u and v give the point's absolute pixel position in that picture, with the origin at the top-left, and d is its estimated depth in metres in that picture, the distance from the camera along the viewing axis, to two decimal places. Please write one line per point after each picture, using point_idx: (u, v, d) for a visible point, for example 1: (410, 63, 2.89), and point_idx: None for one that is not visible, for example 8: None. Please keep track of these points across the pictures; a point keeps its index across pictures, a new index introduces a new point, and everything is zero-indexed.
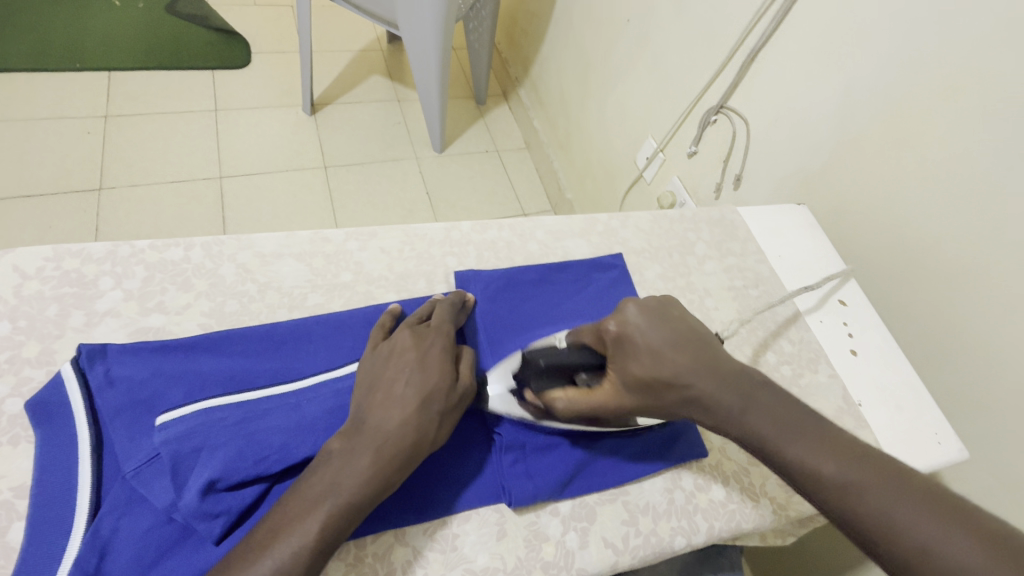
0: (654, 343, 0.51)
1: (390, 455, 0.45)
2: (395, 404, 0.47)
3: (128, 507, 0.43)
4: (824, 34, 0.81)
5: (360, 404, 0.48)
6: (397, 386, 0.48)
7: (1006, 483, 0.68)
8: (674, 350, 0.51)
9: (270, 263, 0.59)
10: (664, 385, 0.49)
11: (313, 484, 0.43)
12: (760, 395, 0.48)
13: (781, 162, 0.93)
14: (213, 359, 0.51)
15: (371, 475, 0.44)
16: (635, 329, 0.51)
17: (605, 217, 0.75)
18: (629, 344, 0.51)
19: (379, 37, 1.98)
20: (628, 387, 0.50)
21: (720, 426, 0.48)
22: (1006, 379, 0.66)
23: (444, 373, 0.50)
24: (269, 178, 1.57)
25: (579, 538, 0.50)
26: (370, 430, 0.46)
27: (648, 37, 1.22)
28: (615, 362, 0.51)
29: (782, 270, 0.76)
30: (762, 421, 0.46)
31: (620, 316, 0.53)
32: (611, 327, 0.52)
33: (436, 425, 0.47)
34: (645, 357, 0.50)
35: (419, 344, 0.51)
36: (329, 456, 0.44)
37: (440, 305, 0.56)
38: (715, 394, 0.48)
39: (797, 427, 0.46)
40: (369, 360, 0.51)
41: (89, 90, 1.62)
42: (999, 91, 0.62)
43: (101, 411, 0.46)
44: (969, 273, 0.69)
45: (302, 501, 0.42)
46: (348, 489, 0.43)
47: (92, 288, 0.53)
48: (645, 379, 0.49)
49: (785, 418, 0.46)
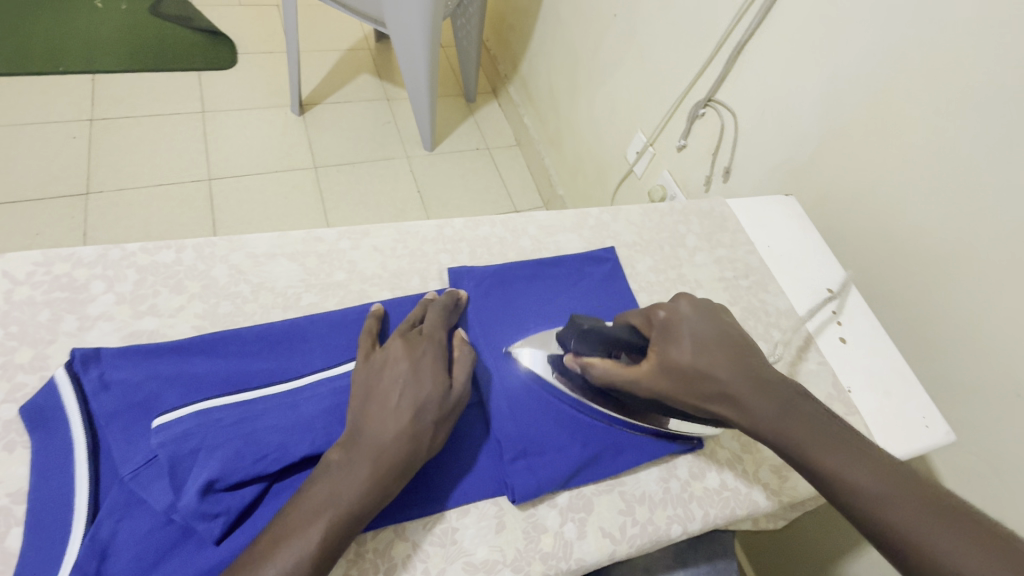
0: (700, 334, 0.51)
1: (389, 464, 0.45)
2: (391, 414, 0.47)
3: (127, 510, 0.43)
4: (808, 26, 0.82)
5: (356, 414, 0.47)
6: (392, 395, 0.48)
7: (992, 463, 0.69)
8: (717, 346, 0.51)
9: (262, 264, 0.59)
10: (703, 378, 0.49)
11: (312, 494, 0.43)
12: (799, 402, 0.48)
13: (768, 153, 0.94)
14: (208, 361, 0.51)
15: (371, 485, 0.44)
16: (683, 318, 0.53)
17: (596, 211, 0.75)
18: (675, 330, 0.52)
19: (366, 36, 1.98)
20: (665, 369, 0.50)
21: (754, 427, 0.47)
22: (991, 361, 0.68)
23: (438, 381, 0.50)
24: (259, 179, 1.57)
25: (577, 529, 0.51)
26: (367, 441, 0.46)
27: (635, 31, 1.23)
28: (658, 344, 0.52)
29: (771, 260, 0.77)
30: (800, 427, 0.46)
31: (671, 306, 0.54)
32: (660, 314, 0.54)
33: (432, 433, 0.48)
34: (688, 344, 0.51)
35: (413, 353, 0.51)
36: (328, 468, 0.45)
37: (432, 310, 0.56)
38: (754, 394, 0.48)
39: (834, 439, 0.45)
40: (362, 369, 0.51)
41: (74, 93, 1.60)
42: (979, 80, 0.64)
43: (97, 414, 0.46)
44: (953, 259, 0.70)
45: (302, 512, 0.42)
46: (347, 501, 0.43)
47: (84, 292, 0.53)
48: (684, 366, 0.50)
49: (822, 427, 0.46)
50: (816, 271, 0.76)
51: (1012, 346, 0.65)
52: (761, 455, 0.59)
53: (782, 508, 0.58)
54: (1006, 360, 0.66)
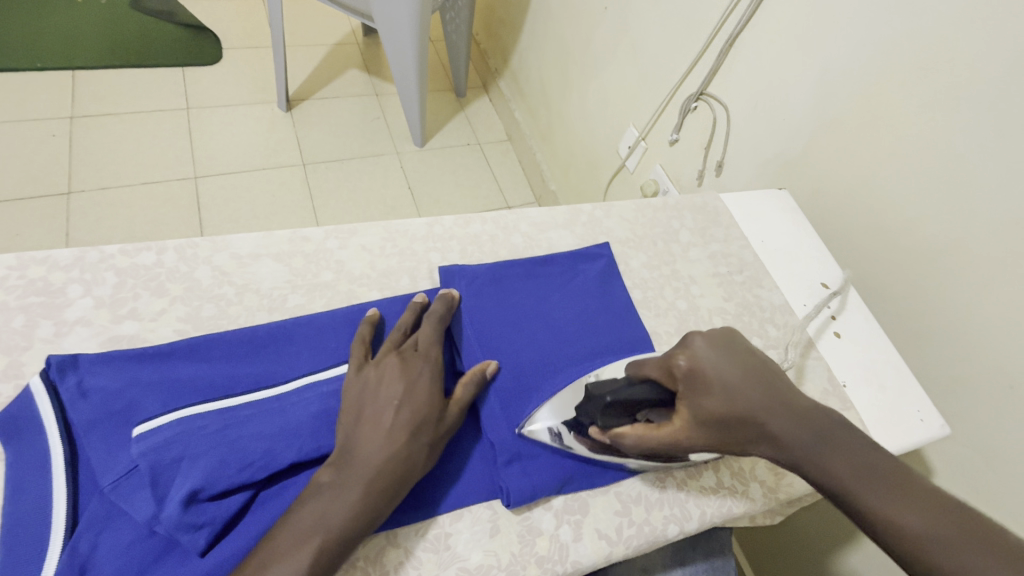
0: (728, 379, 0.47)
1: (381, 489, 0.44)
2: (385, 435, 0.46)
3: (107, 522, 0.41)
4: (800, 18, 0.81)
5: (348, 435, 0.46)
6: (386, 416, 0.47)
7: (984, 455, 0.70)
8: (748, 386, 0.46)
9: (247, 265, 0.57)
10: (739, 422, 0.45)
11: (302, 516, 0.43)
12: (838, 432, 0.44)
13: (761, 147, 0.93)
14: (191, 366, 0.50)
15: (363, 509, 0.43)
16: (707, 363, 0.48)
17: (588, 207, 0.74)
18: (702, 379, 0.47)
19: (354, 30, 1.95)
20: (700, 424, 0.47)
21: (793, 465, 0.44)
22: (984, 353, 0.68)
23: (434, 402, 0.49)
24: (247, 177, 1.54)
25: (573, 531, 0.50)
26: (359, 464, 0.45)
27: (626, 24, 1.21)
28: (685, 397, 0.48)
29: (765, 255, 0.76)
30: (841, 462, 0.42)
31: (689, 349, 0.49)
32: (681, 362, 0.48)
33: (426, 455, 0.47)
34: (719, 392, 0.46)
35: (409, 372, 0.50)
36: (319, 490, 0.44)
37: (428, 322, 0.55)
38: (793, 433, 0.44)
39: (879, 476, 0.41)
40: (355, 385, 0.49)
41: (53, 91, 1.56)
42: (971, 71, 0.63)
43: (75, 423, 0.44)
44: (945, 250, 0.70)
45: (292, 536, 0.42)
46: (338, 525, 0.42)
47: (61, 297, 0.51)
48: (720, 415, 0.46)
49: (864, 464, 0.42)
50: (811, 266, 0.76)
51: (1005, 338, 0.65)
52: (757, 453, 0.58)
53: (779, 506, 0.58)
54: (999, 352, 0.66)
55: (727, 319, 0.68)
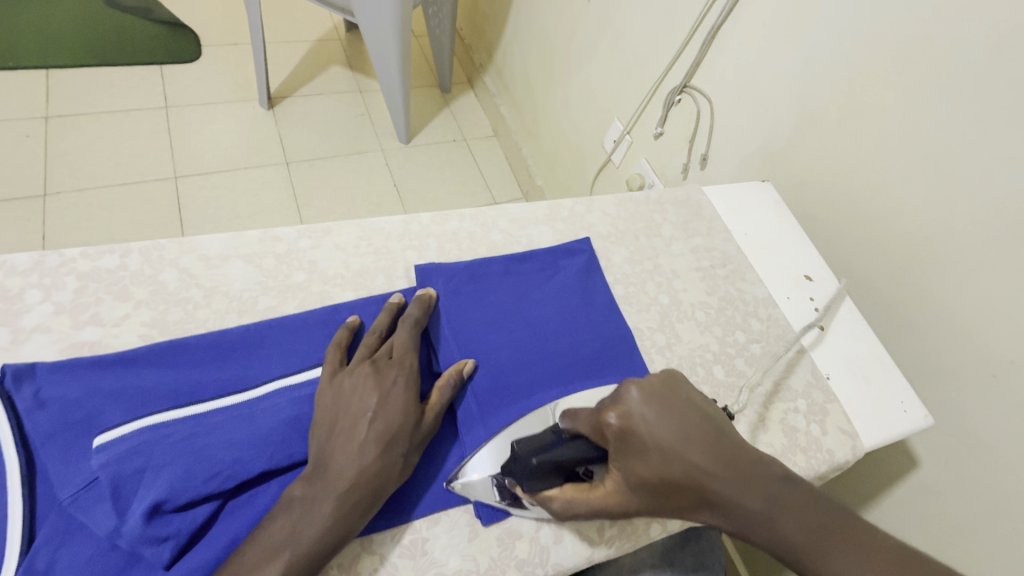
0: (665, 442, 0.43)
1: (354, 502, 0.43)
2: (357, 448, 0.45)
3: (67, 537, 0.40)
4: (781, 9, 0.80)
5: (321, 445, 0.45)
6: (359, 427, 0.46)
7: (969, 446, 0.69)
8: (687, 447, 0.43)
9: (216, 267, 0.56)
10: (677, 489, 0.43)
11: (273, 530, 0.41)
12: (783, 493, 0.43)
13: (744, 140, 0.92)
14: (157, 372, 0.48)
15: (334, 525, 0.42)
16: (641, 423, 0.44)
17: (570, 202, 0.73)
18: (634, 441, 0.44)
19: (336, 26, 1.92)
20: (632, 490, 0.44)
21: (741, 532, 0.43)
22: (966, 343, 0.68)
23: (408, 411, 0.48)
24: (229, 176, 1.51)
25: (554, 533, 0.49)
26: (331, 477, 0.43)
27: (610, 17, 1.20)
28: (618, 460, 0.44)
29: (748, 247, 0.75)
30: (794, 529, 0.41)
31: (621, 404, 0.45)
32: (613, 420, 0.45)
33: (402, 466, 0.46)
34: (654, 458, 0.43)
35: (382, 382, 0.49)
36: (290, 505, 0.43)
37: (403, 327, 0.53)
38: (738, 498, 0.42)
39: (827, 533, 0.41)
40: (328, 394, 0.48)
41: (26, 91, 1.52)
42: (950, 60, 0.63)
43: (33, 434, 0.42)
44: (927, 241, 0.69)
45: (262, 549, 0.41)
46: (309, 540, 0.41)
47: (18, 303, 0.49)
48: (654, 482, 0.43)
49: (815, 522, 0.42)
50: (794, 258, 0.75)
51: (988, 328, 0.65)
52: None
53: None
54: (982, 342, 0.66)
55: (710, 314, 0.67)
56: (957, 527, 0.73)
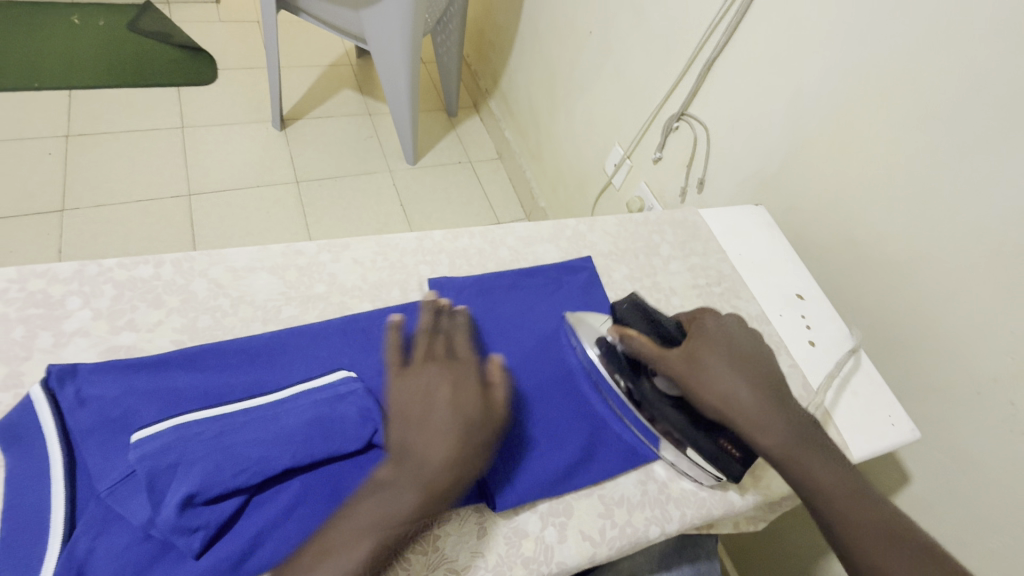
0: (736, 345, 0.58)
1: (436, 486, 0.46)
2: (436, 434, 0.48)
3: (104, 526, 0.42)
4: (772, 45, 0.86)
5: (399, 434, 0.48)
6: (436, 417, 0.49)
7: (959, 463, 0.72)
8: (749, 358, 0.57)
9: (243, 278, 0.59)
10: (728, 374, 0.55)
11: (361, 510, 0.44)
12: (802, 423, 0.55)
13: (740, 165, 0.97)
14: (188, 375, 0.51)
15: (418, 509, 0.45)
16: (725, 327, 0.60)
17: (573, 222, 0.77)
18: (717, 335, 0.58)
19: (348, 51, 2.00)
20: (694, 361, 0.55)
21: (755, 432, 0.53)
22: (949, 359, 0.71)
23: (481, 401, 0.51)
24: (241, 194, 1.56)
25: (558, 533, 0.52)
26: (415, 461, 0.46)
27: (611, 48, 1.27)
28: (696, 339, 0.58)
29: (742, 266, 0.79)
30: (795, 441, 0.53)
31: (716, 317, 0.61)
32: (707, 321, 0.60)
33: (478, 454, 0.49)
34: (724, 347, 0.57)
35: (447, 378, 0.51)
36: (373, 489, 0.45)
37: (460, 333, 0.57)
38: (766, 404, 0.54)
39: (814, 455, 0.52)
40: (399, 387, 0.50)
41: (50, 110, 1.58)
42: (926, 96, 0.68)
43: (74, 430, 0.46)
44: (913, 263, 0.73)
45: (354, 527, 0.43)
46: (399, 516, 0.44)
47: (59, 309, 0.53)
48: (717, 358, 0.56)
49: (808, 444, 0.53)
50: (787, 278, 0.79)
51: (970, 344, 0.69)
52: None
53: (759, 508, 0.61)
54: (967, 361, 0.69)
55: None
56: (949, 542, 0.74)
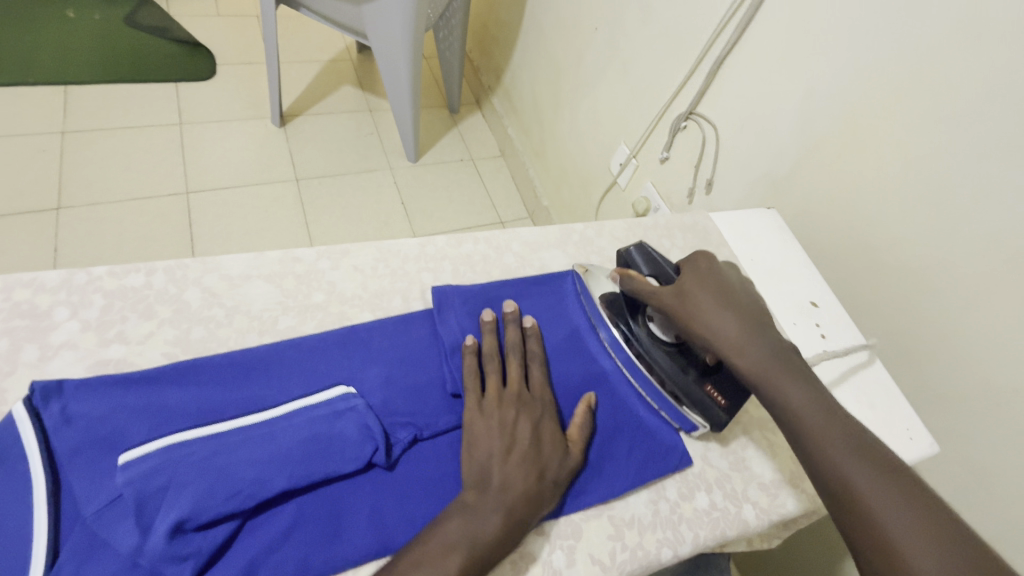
0: (725, 283, 0.60)
1: (516, 518, 0.46)
2: (519, 468, 0.49)
3: (90, 553, 0.40)
4: (785, 42, 0.83)
5: (482, 463, 0.49)
6: (518, 451, 0.50)
7: (977, 477, 0.70)
8: (735, 294, 0.59)
9: (238, 286, 0.57)
10: (707, 304, 0.58)
11: (443, 532, 0.44)
12: (783, 349, 0.55)
13: (750, 166, 0.94)
14: (179, 391, 0.49)
15: (504, 531, 0.45)
16: (717, 269, 0.61)
17: (580, 226, 0.75)
18: (708, 275, 0.60)
19: (348, 47, 1.96)
20: (678, 293, 0.59)
21: (730, 352, 0.55)
22: (968, 370, 0.69)
23: (559, 441, 0.52)
24: (239, 192, 1.54)
25: (566, 557, 0.49)
26: (497, 490, 0.47)
27: (617, 44, 1.24)
28: (685, 275, 0.61)
29: (754, 272, 0.77)
30: (769, 361, 0.54)
31: (713, 259, 0.63)
32: (703, 261, 0.62)
33: (553, 493, 0.50)
34: (710, 283, 0.60)
35: (531, 410, 0.53)
36: (460, 508, 0.46)
37: (531, 360, 0.57)
38: (744, 329, 0.56)
39: (789, 374, 0.53)
40: (481, 419, 0.51)
41: (45, 106, 1.55)
42: (947, 98, 0.65)
43: (60, 450, 0.43)
44: (931, 271, 0.71)
45: (437, 551, 0.43)
46: (481, 544, 0.44)
47: (45, 320, 0.51)
48: (700, 292, 0.59)
49: (783, 365, 0.54)
50: (801, 285, 0.77)
51: (992, 356, 0.66)
52: (750, 473, 0.59)
53: (773, 526, 0.59)
54: (988, 373, 0.67)
55: None
56: None
